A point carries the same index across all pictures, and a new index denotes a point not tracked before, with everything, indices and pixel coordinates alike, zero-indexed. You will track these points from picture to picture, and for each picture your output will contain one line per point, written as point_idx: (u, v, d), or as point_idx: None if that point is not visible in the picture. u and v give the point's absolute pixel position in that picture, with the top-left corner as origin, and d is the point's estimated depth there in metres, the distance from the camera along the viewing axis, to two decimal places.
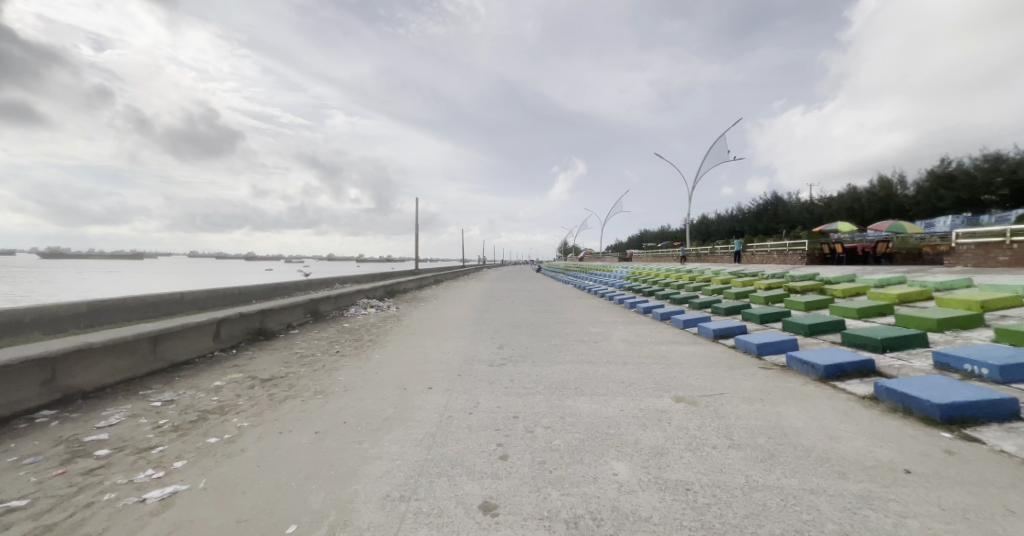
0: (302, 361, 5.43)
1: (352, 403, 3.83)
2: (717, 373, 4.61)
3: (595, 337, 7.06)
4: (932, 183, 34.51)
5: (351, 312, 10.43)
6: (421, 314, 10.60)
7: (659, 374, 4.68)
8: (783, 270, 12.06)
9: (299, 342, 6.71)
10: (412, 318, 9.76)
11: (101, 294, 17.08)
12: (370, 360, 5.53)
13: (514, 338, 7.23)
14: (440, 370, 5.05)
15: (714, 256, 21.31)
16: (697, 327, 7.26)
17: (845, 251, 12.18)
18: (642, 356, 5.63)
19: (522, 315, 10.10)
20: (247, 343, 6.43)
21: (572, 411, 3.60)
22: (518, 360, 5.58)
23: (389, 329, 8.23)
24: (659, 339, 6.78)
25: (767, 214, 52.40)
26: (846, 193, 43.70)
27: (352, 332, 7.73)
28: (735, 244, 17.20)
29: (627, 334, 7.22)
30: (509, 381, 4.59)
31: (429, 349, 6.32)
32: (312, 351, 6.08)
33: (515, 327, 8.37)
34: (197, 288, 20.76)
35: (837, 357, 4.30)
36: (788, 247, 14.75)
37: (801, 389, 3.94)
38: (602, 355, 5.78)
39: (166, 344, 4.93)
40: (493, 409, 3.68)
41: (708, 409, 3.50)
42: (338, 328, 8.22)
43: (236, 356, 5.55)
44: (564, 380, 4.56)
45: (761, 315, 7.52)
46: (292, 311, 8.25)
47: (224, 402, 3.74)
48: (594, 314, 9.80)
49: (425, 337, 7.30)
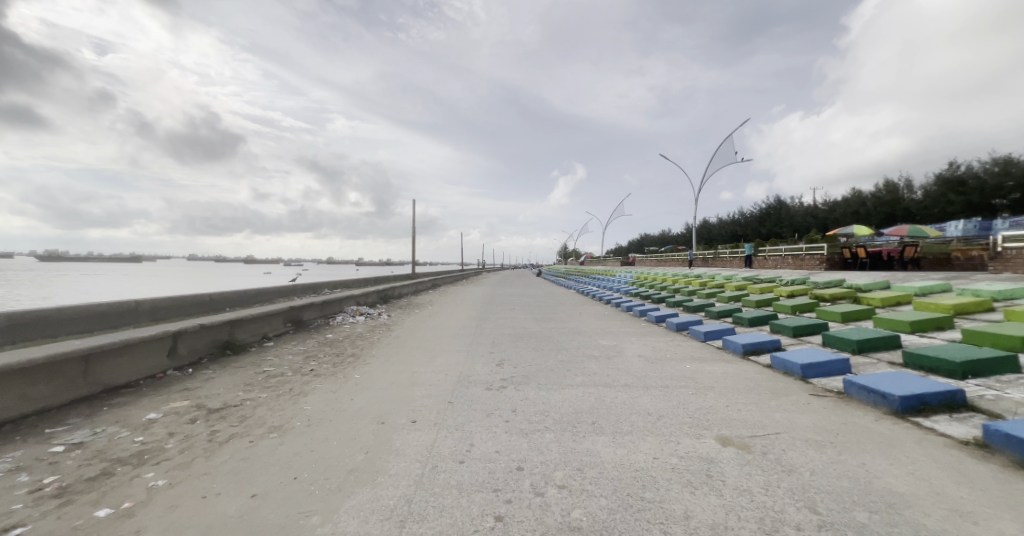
0: (267, 383, 4.62)
1: (312, 448, 3.01)
2: (762, 403, 3.80)
3: (607, 353, 6.25)
4: (941, 187, 33.84)
5: (338, 320, 9.61)
6: (414, 323, 9.80)
7: (692, 404, 3.88)
8: (803, 276, 11.28)
9: (271, 358, 5.89)
10: (403, 327, 8.96)
11: (73, 298, 16.20)
12: (347, 382, 4.72)
13: (515, 353, 6.43)
14: (428, 396, 4.25)
15: (722, 261, 20.52)
16: (722, 340, 6.45)
17: (870, 256, 11.40)
18: (665, 378, 4.82)
19: (524, 324, 9.30)
20: (210, 359, 5.63)
21: (592, 461, 2.79)
22: (521, 382, 4.78)
23: (377, 340, 7.43)
24: (680, 354, 5.99)
25: (770, 218, 51.71)
26: (852, 198, 43.07)
27: (334, 345, 6.90)
28: (745, 248, 16.43)
29: (642, 349, 6.42)
30: (510, 413, 3.79)
31: (418, 367, 5.53)
32: (283, 369, 5.26)
33: (516, 340, 7.55)
34: (183, 294, 19.88)
35: (914, 386, 3.46)
36: (804, 252, 13.96)
37: (877, 427, 3.13)
38: (617, 375, 4.99)
39: (103, 364, 4.13)
40: (491, 457, 2.89)
41: (768, 461, 2.70)
42: (320, 339, 7.39)
43: (191, 377, 4.74)
44: (576, 411, 3.76)
45: (793, 328, 6.68)
46: (268, 320, 7.44)
47: (148, 444, 2.93)
48: (601, 324, 9.00)
49: (414, 351, 6.49)
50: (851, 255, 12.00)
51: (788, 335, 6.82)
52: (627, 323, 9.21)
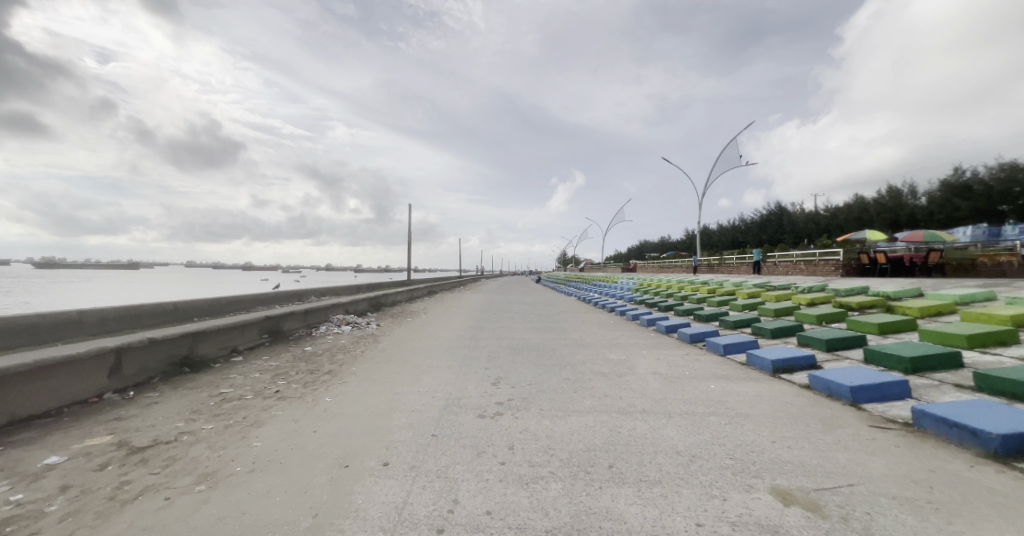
0: (218, 410, 3.88)
1: (246, 508, 2.28)
2: (816, 439, 3.09)
3: (616, 370, 5.53)
4: (945, 193, 33.44)
5: (322, 330, 8.88)
6: (404, 333, 9.09)
7: (730, 439, 3.16)
8: (820, 283, 10.61)
9: (234, 376, 5.15)
10: (391, 339, 8.23)
11: (43, 304, 15.33)
12: (314, 409, 3.99)
13: (513, 369, 5.71)
14: (408, 427, 3.53)
15: (728, 267, 19.84)
16: (746, 355, 5.74)
17: (890, 262, 10.76)
18: (689, 402, 4.10)
19: (523, 335, 8.58)
20: (163, 378, 4.88)
21: (614, 530, 2.07)
22: (520, 408, 4.06)
23: (361, 354, 6.73)
24: (699, 372, 5.28)
25: (772, 224, 51.26)
26: (854, 204, 42.68)
27: (310, 360, 6.15)
28: (754, 254, 15.80)
29: (656, 365, 5.70)
30: (506, 450, 3.08)
31: (401, 387, 4.81)
32: (243, 390, 4.52)
33: (514, 353, 6.82)
34: (166, 302, 18.97)
35: (1012, 422, 2.71)
36: (817, 257, 13.30)
37: (978, 478, 2.40)
38: (632, 398, 4.27)
39: (16, 390, 3.39)
40: (480, 522, 2.16)
41: (856, 531, 1.98)
42: (297, 353, 6.66)
43: (129, 402, 3.99)
44: (588, 450, 3.03)
45: (827, 342, 5.84)
46: (239, 331, 6.72)
47: (24, 506, 2.19)
48: (607, 336, 8.30)
49: (400, 368, 5.76)
50: (869, 261, 11.35)
51: (820, 349, 5.98)
52: (634, 334, 8.50)
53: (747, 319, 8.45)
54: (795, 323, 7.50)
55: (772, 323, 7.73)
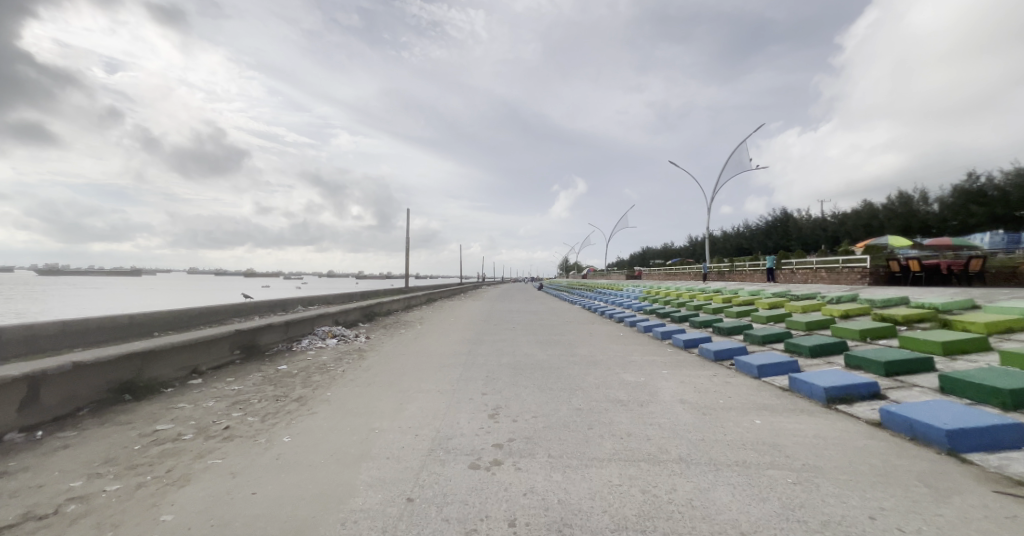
0: (141, 458, 3.03)
1: None
2: (934, 515, 2.22)
3: (637, 398, 4.68)
4: (960, 199, 32.58)
5: (304, 345, 8.06)
6: (395, 347, 8.26)
7: (812, 514, 2.30)
8: (849, 292, 9.71)
9: (183, 405, 4.30)
10: (379, 355, 7.40)
11: (16, 312, 14.55)
12: (263, 455, 3.15)
13: (515, 396, 4.86)
14: (378, 487, 2.70)
15: (739, 274, 18.99)
16: (789, 380, 4.86)
17: (924, 270, 9.86)
18: (736, 447, 3.25)
19: (525, 351, 7.75)
20: (96, 409, 4.05)
21: None
22: (523, 454, 3.22)
23: (341, 374, 5.90)
24: (736, 401, 4.43)
25: (779, 230, 50.37)
26: (863, 210, 41.81)
27: (280, 383, 5.32)
28: (769, 261, 14.97)
29: (683, 392, 4.84)
30: (506, 530, 2.22)
31: (378, 422, 3.97)
32: (184, 426, 3.68)
33: (516, 374, 5.98)
34: (151, 308, 18.07)
35: None
36: (840, 264, 12.42)
37: None
38: (663, 441, 3.41)
39: None
40: None
41: None
42: (268, 373, 5.82)
43: (29, 446, 3.14)
44: (619, 532, 2.17)
45: (886, 366, 4.85)
46: (203, 349, 5.89)
47: None
48: (619, 352, 7.46)
49: (382, 394, 4.93)
50: (900, 268, 10.49)
51: (877, 373, 4.96)
52: (649, 350, 7.65)
53: (776, 333, 7.55)
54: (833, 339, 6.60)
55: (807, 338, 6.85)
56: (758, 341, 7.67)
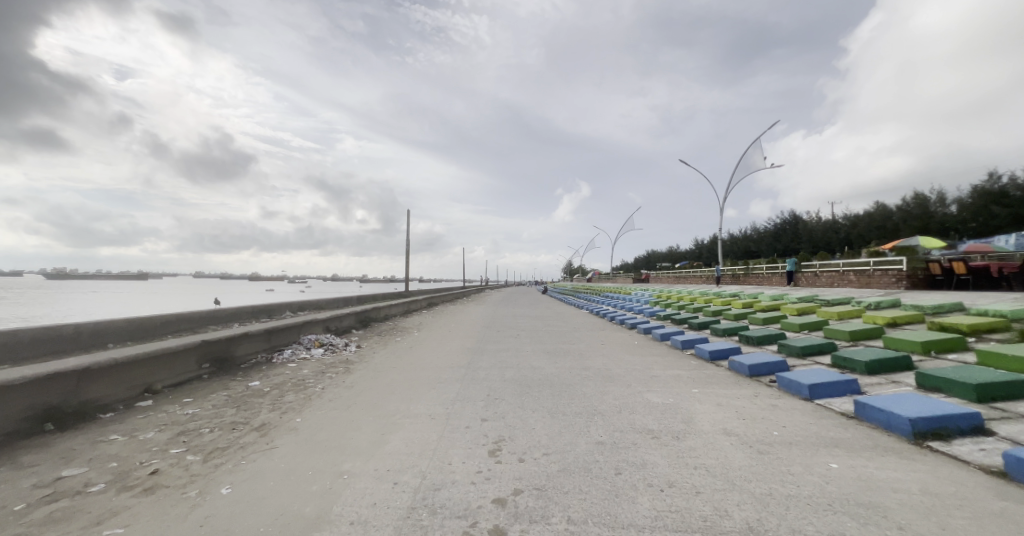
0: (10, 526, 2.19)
1: None
2: None
3: (669, 428, 3.84)
4: (979, 200, 31.46)
5: (287, 356, 7.28)
6: (386, 358, 7.48)
7: None
8: (888, 298, 8.80)
9: (115, 436, 3.50)
10: (368, 368, 6.61)
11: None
12: (184, 520, 2.32)
13: (521, 425, 4.02)
14: None
15: (756, 278, 18.04)
16: (856, 407, 3.94)
17: (971, 272, 8.93)
18: (822, 511, 2.38)
19: (531, 363, 6.94)
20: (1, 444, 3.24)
21: None
22: (534, 518, 2.39)
23: (319, 394, 5.10)
24: (796, 434, 3.56)
25: (788, 233, 49.26)
26: (876, 212, 40.67)
27: (245, 405, 4.52)
28: (789, 264, 14.08)
29: (726, 420, 3.98)
30: None
31: (351, 463, 3.15)
32: (98, 470, 2.86)
33: (521, 393, 5.16)
34: (138, 313, 17.31)
35: None
36: (871, 267, 11.48)
37: None
38: (719, 498, 2.55)
39: None
40: None
41: None
42: (235, 392, 5.02)
43: None
44: None
45: (979, 389, 3.84)
46: (160, 364, 5.11)
47: None
48: (638, 367, 6.60)
49: (362, 421, 4.11)
50: (942, 271, 9.56)
51: (964, 398, 3.99)
52: (671, 364, 6.79)
53: (816, 344, 6.63)
54: (891, 352, 5.66)
55: (857, 352, 5.94)
56: (795, 353, 6.78)
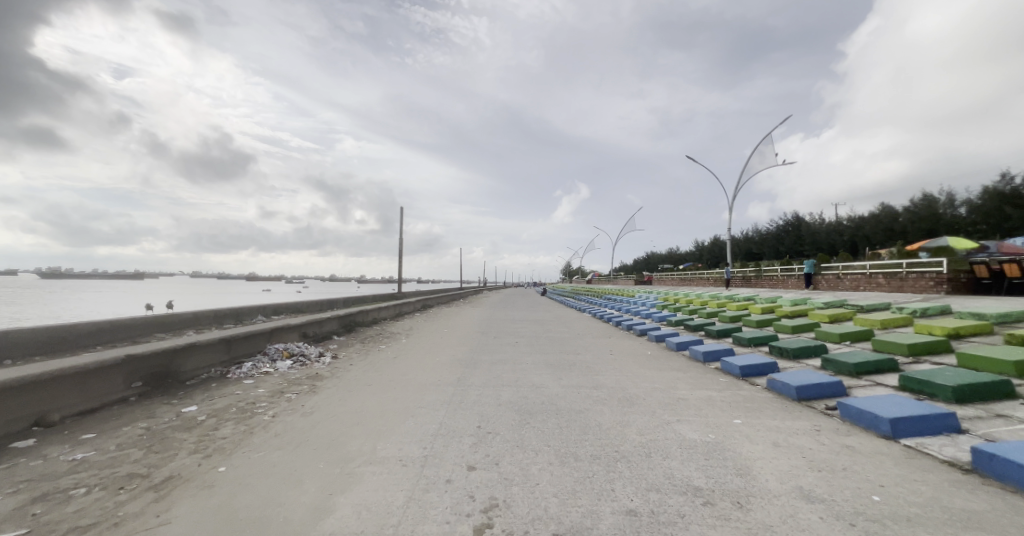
0: None
1: None
2: None
3: (723, 486, 2.82)
4: (991, 201, 30.68)
5: (245, 370, 6.18)
6: (363, 373, 6.43)
7: None
8: (936, 305, 7.79)
9: None
10: (339, 387, 5.57)
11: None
12: None
13: (521, 479, 2.97)
14: None
15: (770, 280, 17.05)
16: (978, 459, 2.84)
17: None
18: None
19: (533, 381, 5.90)
20: None
21: None
22: None
23: (265, 425, 4.01)
24: (907, 500, 2.53)
25: (792, 235, 48.48)
26: (883, 213, 39.88)
27: (161, 444, 3.44)
28: (808, 266, 13.14)
29: (798, 473, 2.95)
30: None
31: None
32: None
33: (521, 425, 4.13)
34: (107, 315, 16.09)
35: None
36: (904, 269, 10.50)
37: None
38: None
39: None
40: None
41: None
42: (157, 423, 3.92)
43: None
44: None
45: None
46: (64, 386, 4.00)
47: None
48: (659, 386, 5.57)
49: (307, 472, 3.05)
50: (991, 274, 8.57)
51: None
52: (697, 383, 5.76)
53: (871, 362, 5.55)
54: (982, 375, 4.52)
55: (937, 373, 4.80)
56: (846, 371, 5.68)
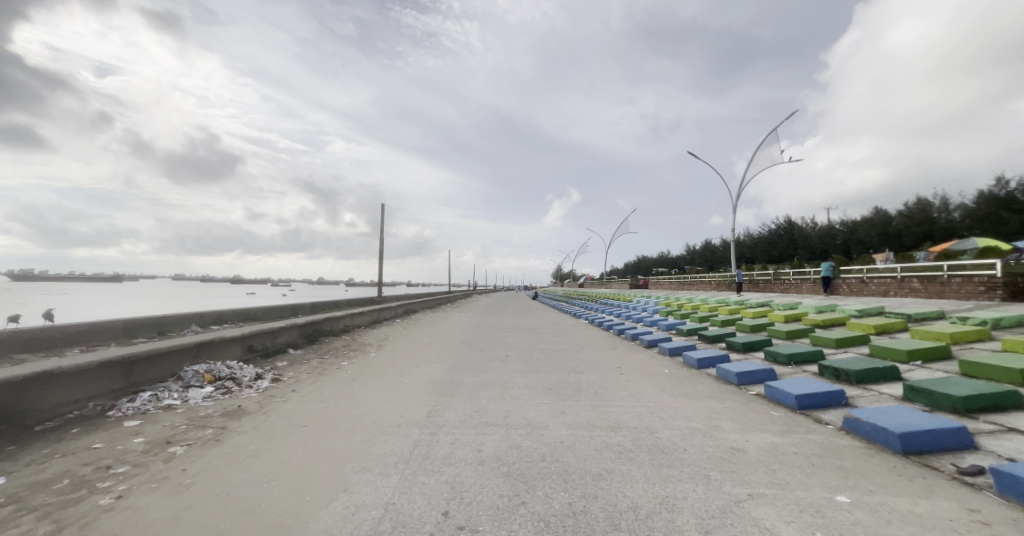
0: None
1: None
2: None
3: None
4: (985, 206, 30.48)
5: (138, 406, 4.55)
6: (300, 407, 4.83)
7: None
8: (1008, 315, 6.51)
9: None
10: (256, 433, 3.96)
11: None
12: None
13: None
14: None
15: (781, 285, 15.87)
16: None
17: None
18: None
19: (526, 419, 4.39)
20: None
21: None
22: None
23: (89, 520, 2.40)
24: None
25: (785, 239, 48.14)
26: (877, 218, 39.62)
27: None
28: (828, 269, 11.96)
29: None
30: None
31: None
32: None
33: (512, 510, 2.61)
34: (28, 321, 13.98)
35: None
36: (945, 273, 9.33)
37: None
38: None
39: None
40: None
41: None
42: None
43: None
44: None
45: None
46: None
47: None
48: (697, 428, 4.12)
49: None
50: None
51: None
52: (746, 421, 4.31)
53: (988, 393, 3.79)
54: None
55: None
56: (951, 406, 3.89)
